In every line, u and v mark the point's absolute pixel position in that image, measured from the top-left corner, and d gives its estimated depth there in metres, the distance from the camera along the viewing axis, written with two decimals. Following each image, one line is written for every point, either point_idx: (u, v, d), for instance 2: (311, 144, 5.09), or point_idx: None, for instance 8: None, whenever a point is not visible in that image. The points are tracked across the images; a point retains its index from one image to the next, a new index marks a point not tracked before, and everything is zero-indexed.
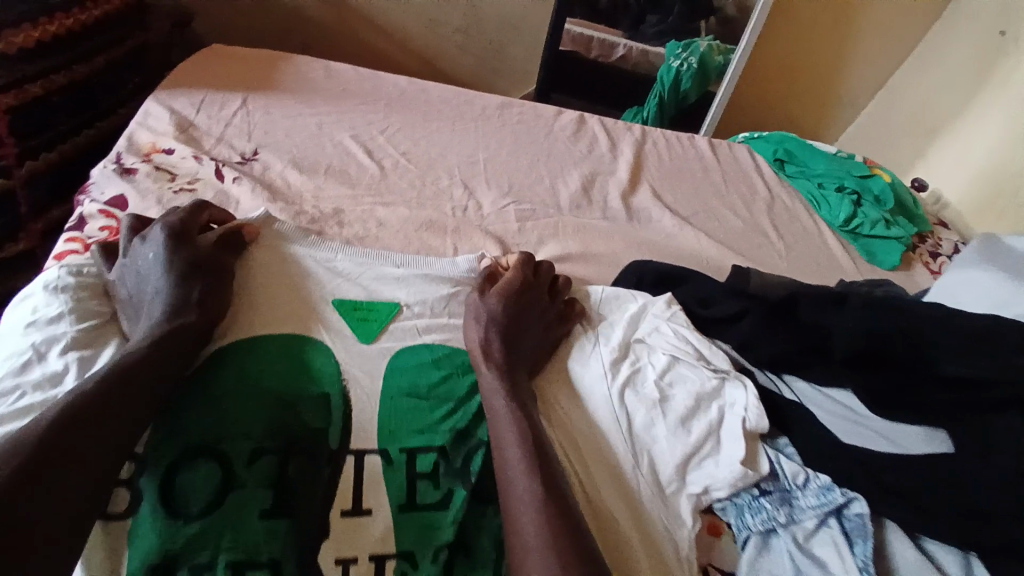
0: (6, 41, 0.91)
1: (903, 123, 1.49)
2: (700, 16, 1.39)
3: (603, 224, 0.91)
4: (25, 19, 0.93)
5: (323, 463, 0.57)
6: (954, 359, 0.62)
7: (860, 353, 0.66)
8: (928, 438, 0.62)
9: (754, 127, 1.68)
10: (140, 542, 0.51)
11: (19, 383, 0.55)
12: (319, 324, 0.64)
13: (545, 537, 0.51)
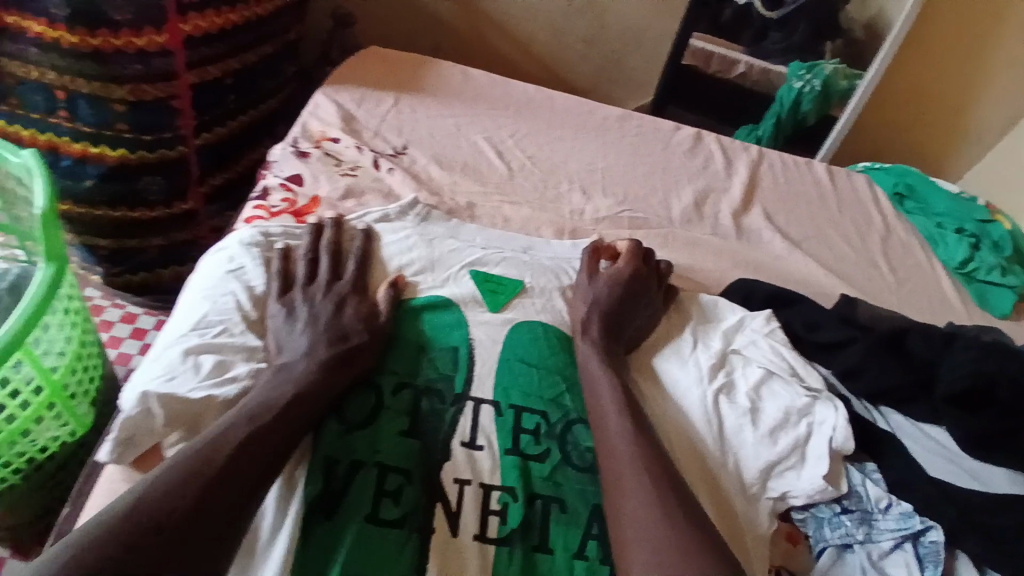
0: (193, 24, 1.01)
1: None
2: (828, 37, 1.39)
3: (712, 240, 0.95)
4: (212, 7, 1.02)
5: (448, 405, 0.66)
6: None
7: (963, 394, 0.68)
8: (1012, 481, 0.66)
9: (874, 156, 1.63)
10: (314, 438, 0.62)
11: (222, 320, 0.67)
12: (456, 291, 0.75)
13: (647, 514, 0.58)
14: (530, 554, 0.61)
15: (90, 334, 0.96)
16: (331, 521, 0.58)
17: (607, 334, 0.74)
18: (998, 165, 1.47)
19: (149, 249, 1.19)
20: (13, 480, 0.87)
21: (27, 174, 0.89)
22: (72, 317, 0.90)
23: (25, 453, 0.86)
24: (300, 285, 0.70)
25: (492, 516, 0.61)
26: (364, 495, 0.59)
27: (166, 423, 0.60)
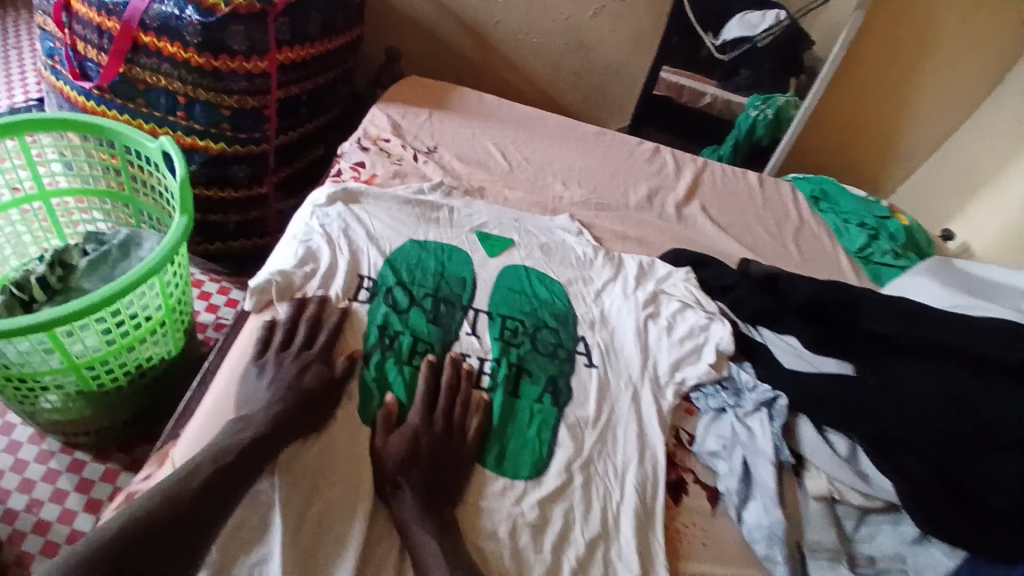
0: (286, 54, 1.37)
1: (947, 181, 1.77)
2: (793, 74, 1.71)
3: (657, 221, 1.29)
4: (298, 42, 1.38)
5: (458, 310, 0.99)
6: (874, 323, 0.94)
7: (805, 305, 0.99)
8: (839, 366, 0.93)
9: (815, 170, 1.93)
10: (372, 312, 0.95)
11: (307, 248, 0.99)
12: (467, 241, 1.10)
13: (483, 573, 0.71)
14: (508, 396, 0.91)
15: (186, 299, 1.33)
16: (386, 360, 0.90)
17: (569, 283, 1.10)
18: (925, 181, 1.83)
19: (228, 223, 1.55)
20: (123, 379, 1.24)
21: (162, 157, 1.22)
22: (182, 270, 1.27)
23: (135, 360, 1.23)
24: (363, 229, 1.05)
25: (484, 377, 0.93)
26: (406, 351, 0.92)
27: (257, 309, 0.93)
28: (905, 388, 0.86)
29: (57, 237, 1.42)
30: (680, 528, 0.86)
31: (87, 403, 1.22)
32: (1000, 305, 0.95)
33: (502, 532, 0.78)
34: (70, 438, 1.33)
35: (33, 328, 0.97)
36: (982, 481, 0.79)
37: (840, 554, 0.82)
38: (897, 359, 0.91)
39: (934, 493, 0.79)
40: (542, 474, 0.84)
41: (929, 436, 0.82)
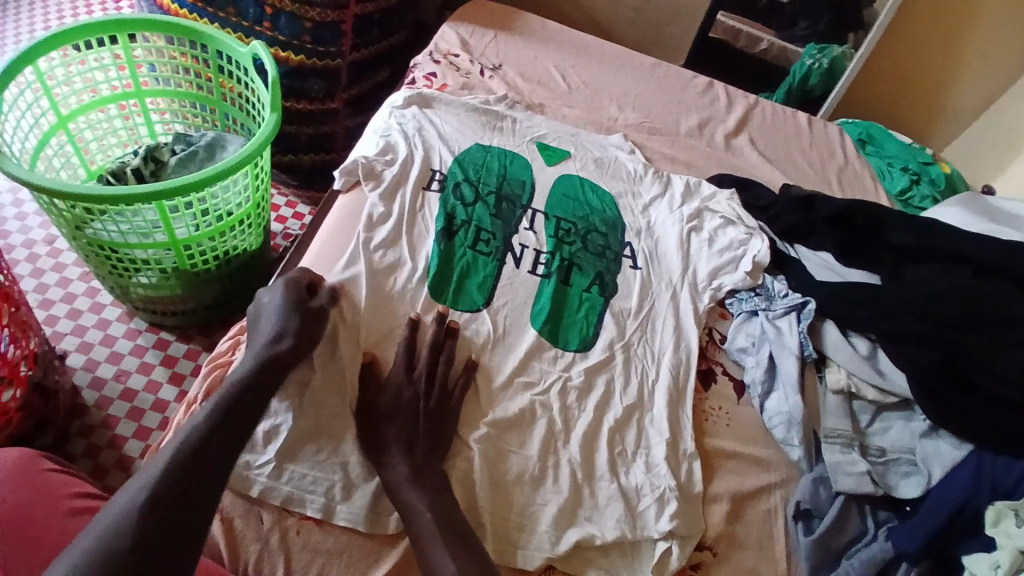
0: None
1: (992, 140, 1.63)
2: (850, 28, 1.69)
3: (705, 148, 1.35)
4: None
5: (517, 209, 1.08)
6: (901, 236, 1.02)
7: (840, 220, 1.07)
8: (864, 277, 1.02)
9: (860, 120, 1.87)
10: (438, 202, 1.03)
11: (387, 141, 1.09)
12: (527, 150, 1.17)
13: None
14: (559, 283, 1.01)
15: (266, 198, 1.42)
16: (451, 243, 0.99)
17: (620, 194, 1.17)
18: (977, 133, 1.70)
19: (300, 134, 1.66)
20: (208, 263, 1.32)
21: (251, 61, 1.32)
22: (263, 172, 1.33)
23: (219, 248, 1.32)
24: (434, 130, 1.13)
25: (538, 266, 1.02)
26: (471, 238, 1.01)
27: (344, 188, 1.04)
28: (923, 291, 0.94)
29: (148, 135, 1.52)
30: (708, 409, 0.96)
31: (178, 281, 1.32)
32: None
33: (554, 389, 0.90)
34: (153, 317, 1.40)
35: (135, 198, 1.07)
36: (977, 368, 0.90)
37: (854, 441, 0.90)
38: (918, 267, 0.99)
39: (939, 381, 0.89)
40: (588, 348, 0.96)
41: (941, 334, 0.91)
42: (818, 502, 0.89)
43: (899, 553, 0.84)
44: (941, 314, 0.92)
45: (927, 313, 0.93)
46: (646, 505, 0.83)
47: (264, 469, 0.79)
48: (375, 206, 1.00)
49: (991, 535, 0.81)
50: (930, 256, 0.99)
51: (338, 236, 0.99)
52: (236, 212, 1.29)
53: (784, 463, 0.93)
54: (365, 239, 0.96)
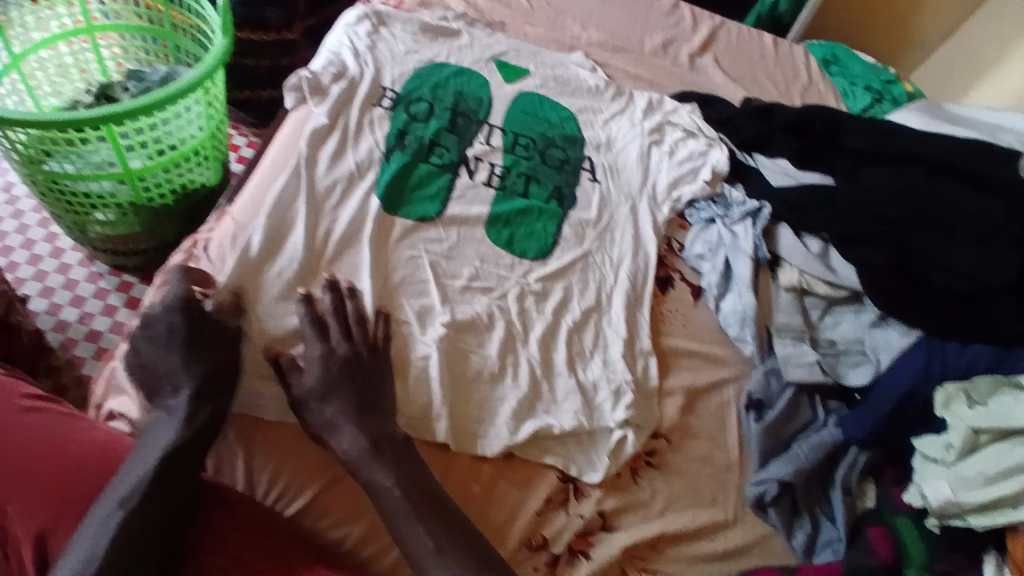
0: None
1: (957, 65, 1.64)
2: None
3: (669, 67, 1.34)
4: None
5: (475, 124, 1.07)
6: (858, 139, 1.03)
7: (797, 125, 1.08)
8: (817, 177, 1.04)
9: None
10: (393, 118, 1.02)
11: (340, 58, 1.07)
12: (485, 67, 1.15)
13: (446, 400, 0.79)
14: (516, 195, 1.02)
15: (223, 131, 1.35)
16: (408, 157, 0.98)
17: (582, 111, 1.16)
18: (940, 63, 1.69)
19: (259, 67, 1.61)
20: (168, 197, 1.27)
21: None
22: (218, 101, 1.27)
23: (177, 181, 1.26)
24: (390, 47, 1.12)
25: (496, 178, 1.02)
26: (430, 154, 1.01)
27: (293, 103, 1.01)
28: (875, 190, 0.96)
29: (99, 73, 1.36)
30: (665, 311, 0.99)
31: (140, 219, 1.26)
32: (973, 131, 1.08)
33: (512, 295, 0.92)
34: (116, 259, 1.34)
35: (80, 122, 1.02)
36: (926, 262, 0.92)
37: (804, 335, 0.94)
38: (872, 168, 1.01)
39: (887, 271, 0.91)
40: (546, 256, 0.97)
41: (890, 228, 0.94)
42: (769, 393, 0.93)
43: (848, 438, 0.88)
44: (890, 210, 0.95)
45: (878, 209, 0.95)
46: (603, 398, 0.87)
47: None
48: (319, 120, 0.97)
49: (942, 417, 0.83)
50: (883, 157, 1.01)
51: (284, 149, 0.97)
52: (192, 142, 1.23)
53: (737, 361, 0.97)
54: (309, 156, 0.93)
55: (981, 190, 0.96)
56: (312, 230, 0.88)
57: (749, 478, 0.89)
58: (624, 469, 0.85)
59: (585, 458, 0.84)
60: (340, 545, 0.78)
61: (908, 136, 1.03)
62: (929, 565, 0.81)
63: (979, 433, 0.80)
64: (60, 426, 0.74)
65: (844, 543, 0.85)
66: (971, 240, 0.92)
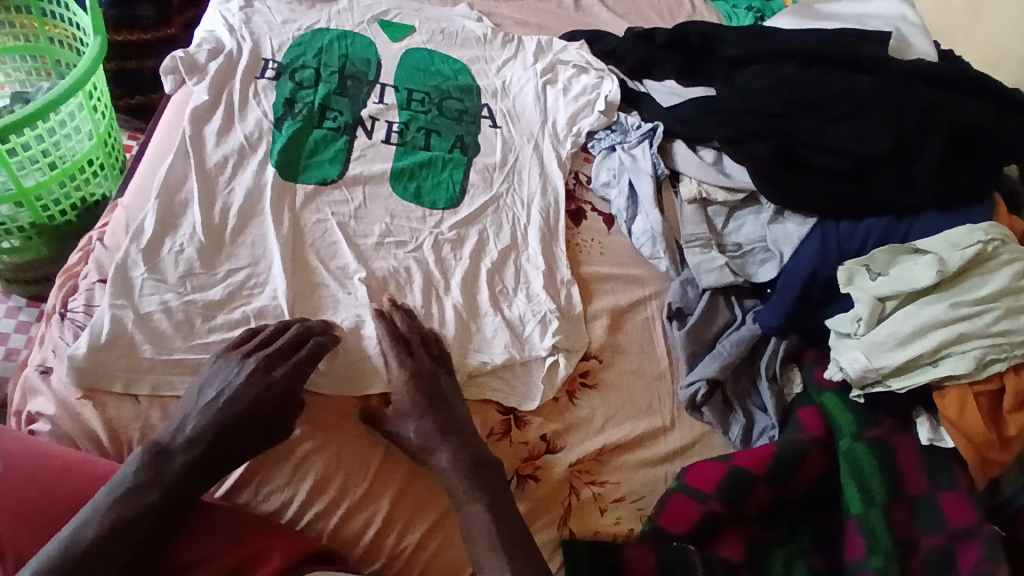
0: None
1: None
2: None
3: (555, 10, 1.35)
4: None
5: (366, 85, 1.05)
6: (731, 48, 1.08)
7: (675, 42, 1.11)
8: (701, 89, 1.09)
9: None
10: (280, 89, 1.00)
11: (212, 36, 1.04)
12: (368, 28, 1.13)
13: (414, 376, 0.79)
14: (420, 151, 1.01)
15: (115, 135, 1.23)
16: (300, 124, 0.96)
17: (475, 61, 1.16)
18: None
19: (144, 69, 1.47)
20: (70, 213, 1.14)
21: None
22: (104, 105, 1.15)
23: (78, 194, 1.14)
24: (264, 18, 1.08)
25: (395, 135, 1.01)
26: (324, 119, 0.99)
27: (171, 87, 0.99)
28: (754, 92, 1.01)
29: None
30: (581, 242, 1.01)
31: (44, 240, 1.14)
32: (843, 22, 1.15)
33: (426, 245, 0.92)
34: (28, 289, 1.22)
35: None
36: (809, 147, 0.98)
37: (711, 242, 0.98)
38: (752, 69, 1.06)
39: (774, 164, 0.96)
40: (457, 204, 0.97)
41: (773, 123, 0.99)
42: (687, 301, 0.97)
43: (766, 330, 0.92)
44: (773, 104, 0.99)
45: (761, 106, 1.00)
46: (530, 329, 0.89)
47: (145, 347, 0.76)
48: (200, 98, 0.95)
49: (848, 293, 0.88)
50: (759, 59, 1.06)
51: (163, 135, 0.94)
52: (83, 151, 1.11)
53: (655, 278, 1.01)
54: (194, 135, 0.92)
55: (851, 72, 1.02)
56: (208, 210, 0.86)
57: (680, 384, 0.92)
58: (561, 393, 0.88)
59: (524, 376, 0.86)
60: (283, 511, 0.75)
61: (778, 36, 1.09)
62: (858, 433, 0.85)
63: (882, 301, 0.86)
64: None
65: (777, 427, 0.90)
66: (849, 119, 0.97)
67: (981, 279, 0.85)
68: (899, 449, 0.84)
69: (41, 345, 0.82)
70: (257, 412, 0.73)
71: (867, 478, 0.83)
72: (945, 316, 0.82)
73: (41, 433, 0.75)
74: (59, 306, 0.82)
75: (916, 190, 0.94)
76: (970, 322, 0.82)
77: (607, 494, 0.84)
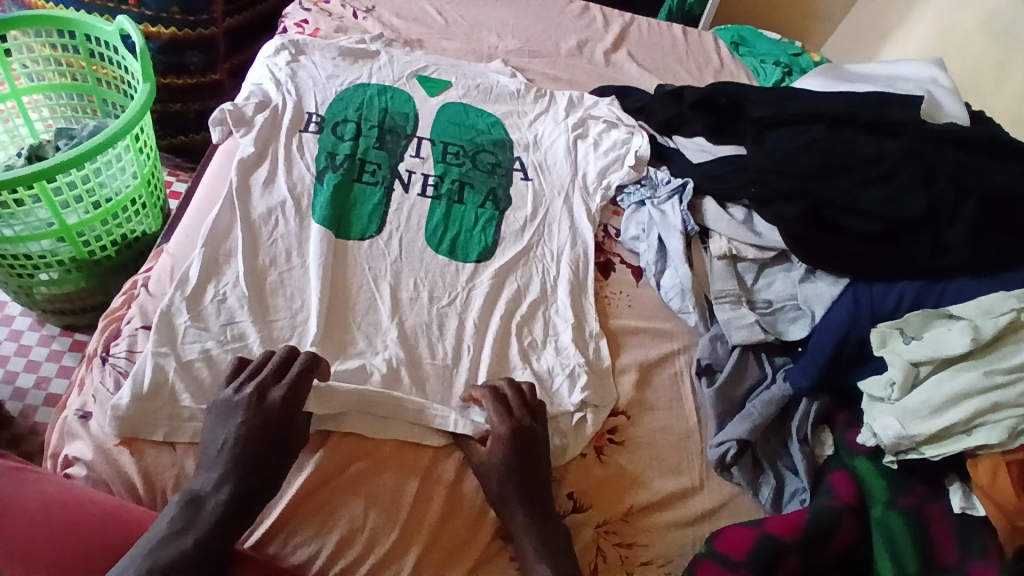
0: None
1: (866, 24, 1.62)
2: None
3: (586, 65, 1.40)
4: None
5: (402, 138, 1.09)
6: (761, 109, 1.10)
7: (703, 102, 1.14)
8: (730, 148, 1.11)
9: (748, 22, 1.80)
10: (322, 142, 1.04)
11: (260, 90, 1.09)
12: (406, 84, 1.17)
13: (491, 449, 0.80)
14: (454, 205, 1.03)
15: (158, 175, 1.29)
16: (341, 176, 1.00)
17: (507, 114, 1.19)
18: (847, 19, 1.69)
19: (189, 112, 1.54)
20: (109, 248, 1.19)
21: (119, 40, 1.16)
22: (150, 148, 1.20)
23: (117, 231, 1.18)
24: (309, 73, 1.14)
25: (431, 188, 1.04)
26: (365, 171, 1.03)
27: (219, 137, 1.04)
28: (783, 153, 1.03)
29: (29, 135, 1.30)
30: (609, 294, 1.02)
31: (83, 274, 1.18)
32: (872, 84, 1.17)
33: (457, 297, 0.94)
34: (66, 319, 1.26)
35: (11, 183, 0.96)
36: (840, 208, 0.98)
37: (741, 299, 0.98)
38: (780, 130, 1.07)
39: (805, 222, 0.97)
40: (488, 257, 0.99)
41: (803, 184, 0.99)
42: (716, 358, 0.97)
43: (797, 391, 0.91)
44: (802, 166, 1.00)
45: (791, 168, 1.01)
46: (559, 383, 0.89)
47: (184, 397, 0.78)
48: (247, 150, 1.00)
49: (882, 356, 0.87)
50: (789, 121, 1.07)
51: (209, 186, 0.98)
52: (126, 191, 1.16)
53: (683, 332, 1.01)
54: (241, 186, 0.96)
55: (881, 136, 1.03)
56: (252, 259, 0.90)
57: (708, 443, 0.91)
58: (589, 449, 0.87)
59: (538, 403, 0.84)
60: (310, 564, 0.75)
61: (805, 98, 1.12)
62: (891, 501, 0.83)
63: (918, 366, 0.84)
64: (11, 481, 0.70)
65: (808, 491, 0.88)
66: (882, 182, 0.98)
67: (1020, 347, 0.83)
68: (934, 520, 0.82)
69: (81, 389, 0.84)
70: (277, 446, 0.75)
71: (901, 549, 0.80)
72: (980, 385, 0.80)
73: (76, 477, 0.76)
74: (101, 350, 0.85)
75: (948, 253, 0.93)
76: (1005, 390, 0.80)
77: (634, 557, 0.83)
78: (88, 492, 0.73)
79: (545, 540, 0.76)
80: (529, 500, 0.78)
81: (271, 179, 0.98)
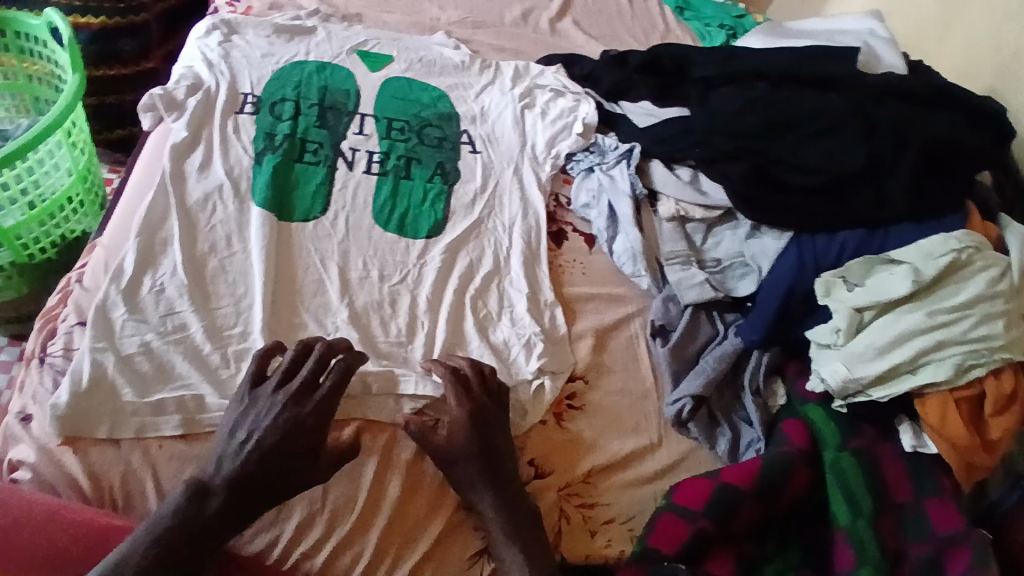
0: None
1: None
2: None
3: (531, 34, 1.38)
4: None
5: (345, 115, 1.07)
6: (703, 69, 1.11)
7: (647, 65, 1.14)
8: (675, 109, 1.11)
9: None
10: (259, 123, 1.01)
11: (191, 73, 1.05)
12: (346, 60, 1.14)
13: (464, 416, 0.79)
14: (401, 181, 1.02)
15: (95, 171, 1.23)
16: (280, 157, 0.98)
17: (452, 86, 1.17)
18: None
19: (125, 103, 1.45)
20: (49, 250, 1.14)
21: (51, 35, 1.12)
22: (83, 142, 1.15)
23: (56, 231, 1.13)
24: (243, 52, 1.10)
25: (375, 165, 1.02)
26: (306, 150, 1.00)
27: (150, 124, 1.00)
28: (726, 112, 1.04)
29: None
30: (563, 263, 1.03)
31: (24, 279, 1.13)
32: (811, 41, 1.18)
33: (411, 274, 0.93)
34: (10, 327, 1.21)
35: None
36: (783, 164, 1.00)
37: (691, 259, 1.00)
38: (723, 89, 1.08)
39: (750, 180, 0.99)
40: (439, 233, 0.98)
41: (746, 142, 1.01)
42: (669, 318, 0.98)
43: (747, 345, 0.93)
44: (745, 124, 1.02)
45: (734, 127, 1.02)
46: (516, 353, 0.90)
47: (126, 393, 0.76)
48: (179, 135, 0.96)
49: (826, 305, 0.89)
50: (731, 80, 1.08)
51: (141, 174, 0.95)
52: (62, 188, 1.11)
53: (637, 295, 1.02)
54: (174, 172, 0.92)
55: (820, 91, 1.04)
56: (191, 247, 0.87)
57: (664, 401, 0.93)
58: (548, 416, 0.88)
59: (495, 380, 0.84)
60: (270, 551, 0.75)
61: (746, 57, 1.13)
62: (843, 443, 0.86)
63: (859, 312, 0.87)
64: None
65: (762, 440, 0.90)
66: (823, 137, 1.00)
67: (958, 288, 0.86)
68: (882, 458, 0.86)
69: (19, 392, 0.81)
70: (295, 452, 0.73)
71: (854, 488, 0.83)
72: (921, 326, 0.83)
73: (22, 482, 0.74)
74: (38, 351, 0.81)
75: (887, 202, 0.96)
76: (945, 330, 0.83)
77: (596, 517, 0.85)
78: (34, 496, 0.70)
79: (514, 526, 0.77)
80: (492, 479, 0.78)
81: (208, 164, 0.95)
